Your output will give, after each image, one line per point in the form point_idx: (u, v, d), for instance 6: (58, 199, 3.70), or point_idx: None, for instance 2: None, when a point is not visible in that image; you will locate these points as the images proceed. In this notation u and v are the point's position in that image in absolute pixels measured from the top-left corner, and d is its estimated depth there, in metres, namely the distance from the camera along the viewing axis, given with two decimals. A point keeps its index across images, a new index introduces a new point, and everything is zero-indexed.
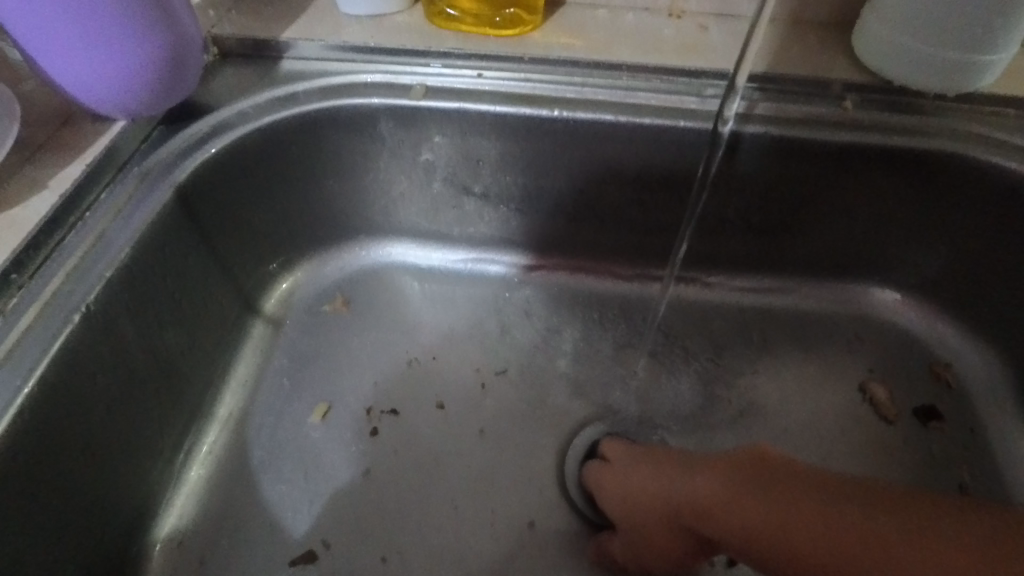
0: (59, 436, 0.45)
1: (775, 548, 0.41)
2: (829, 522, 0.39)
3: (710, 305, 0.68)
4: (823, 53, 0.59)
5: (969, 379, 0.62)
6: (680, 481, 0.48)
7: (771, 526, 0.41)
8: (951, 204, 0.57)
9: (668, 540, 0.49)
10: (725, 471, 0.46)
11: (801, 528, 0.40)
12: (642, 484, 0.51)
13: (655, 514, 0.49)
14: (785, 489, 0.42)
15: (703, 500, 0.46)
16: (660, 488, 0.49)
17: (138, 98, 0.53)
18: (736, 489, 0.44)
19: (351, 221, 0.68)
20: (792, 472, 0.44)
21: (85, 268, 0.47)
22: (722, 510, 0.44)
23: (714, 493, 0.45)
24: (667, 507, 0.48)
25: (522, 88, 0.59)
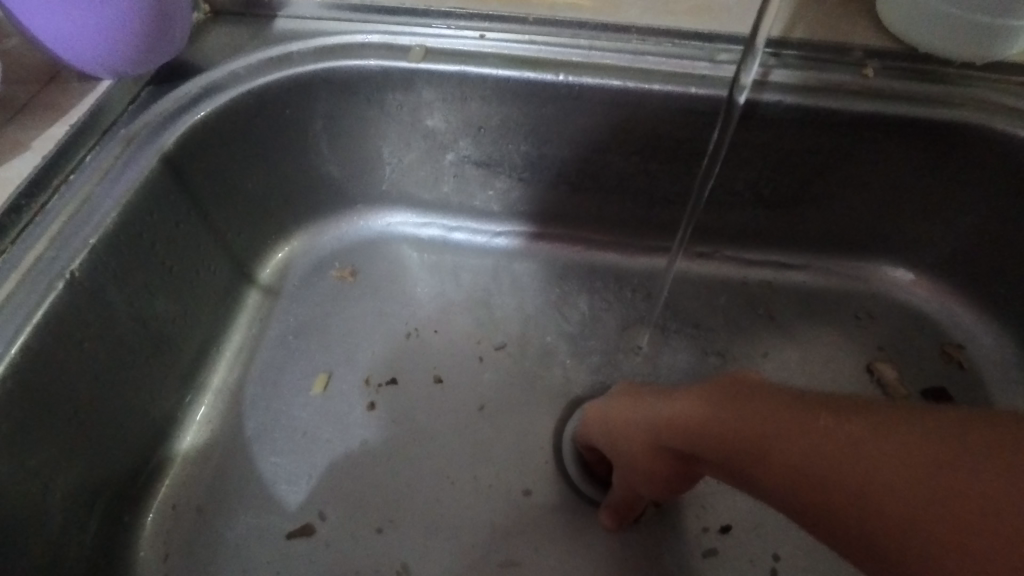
0: (45, 402, 0.44)
1: (738, 457, 0.33)
2: (776, 420, 0.32)
3: (717, 281, 0.66)
4: (847, 13, 0.56)
5: (981, 359, 0.61)
6: (660, 406, 0.40)
7: (729, 431, 0.34)
8: (972, 178, 0.55)
9: (649, 464, 0.41)
10: (704, 392, 0.37)
11: (759, 429, 0.32)
12: (615, 409, 0.44)
13: (627, 441, 0.43)
14: (752, 412, 0.33)
15: (674, 418, 0.38)
16: (631, 411, 0.42)
17: (124, 58, 0.50)
18: (712, 409, 0.35)
19: (349, 189, 0.66)
20: (768, 385, 0.34)
21: (69, 233, 0.46)
22: (691, 423, 0.36)
23: (692, 417, 0.36)
24: (636, 427, 0.41)
25: (525, 50, 0.56)
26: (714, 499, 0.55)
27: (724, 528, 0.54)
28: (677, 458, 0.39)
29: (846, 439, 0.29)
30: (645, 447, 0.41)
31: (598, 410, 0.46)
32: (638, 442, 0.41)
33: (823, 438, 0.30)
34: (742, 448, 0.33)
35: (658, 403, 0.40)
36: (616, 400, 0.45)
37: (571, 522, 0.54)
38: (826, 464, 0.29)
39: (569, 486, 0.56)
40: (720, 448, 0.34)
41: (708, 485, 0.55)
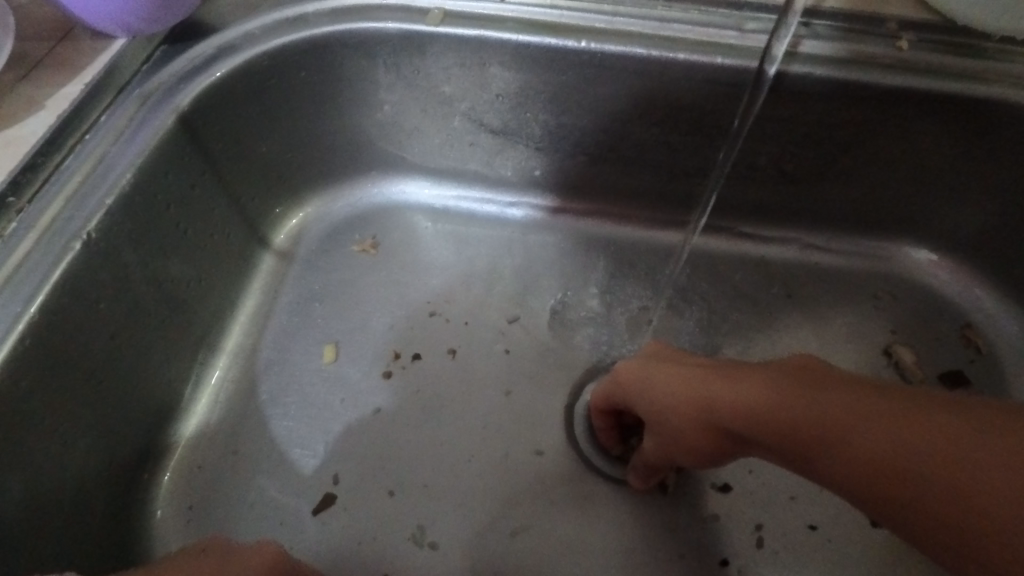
0: (63, 361, 0.44)
1: (797, 435, 0.34)
2: (827, 408, 0.33)
3: (735, 257, 0.65)
4: None
5: (1000, 343, 0.60)
6: (718, 385, 0.38)
7: (790, 410, 0.34)
8: (1005, 157, 0.53)
9: (693, 440, 0.39)
10: (775, 382, 0.36)
11: (821, 411, 0.33)
12: (656, 376, 0.42)
13: (665, 415, 0.40)
14: (815, 395, 0.34)
15: (739, 398, 0.36)
16: (681, 383, 0.40)
17: (137, 14, 0.50)
18: (779, 391, 0.35)
19: (363, 154, 0.65)
20: (837, 378, 0.35)
21: (83, 193, 0.46)
22: (759, 410, 0.35)
23: (761, 399, 0.36)
24: (686, 403, 0.39)
25: (547, 16, 0.55)
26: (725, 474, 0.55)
27: (724, 487, 0.54)
28: (729, 439, 0.38)
29: (886, 430, 0.31)
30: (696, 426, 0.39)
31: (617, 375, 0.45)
32: (685, 417, 0.39)
33: (865, 425, 0.31)
34: (804, 427, 0.34)
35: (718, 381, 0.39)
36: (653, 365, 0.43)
37: (580, 492, 0.54)
38: (881, 441, 0.31)
39: (579, 458, 0.56)
40: (783, 428, 0.34)
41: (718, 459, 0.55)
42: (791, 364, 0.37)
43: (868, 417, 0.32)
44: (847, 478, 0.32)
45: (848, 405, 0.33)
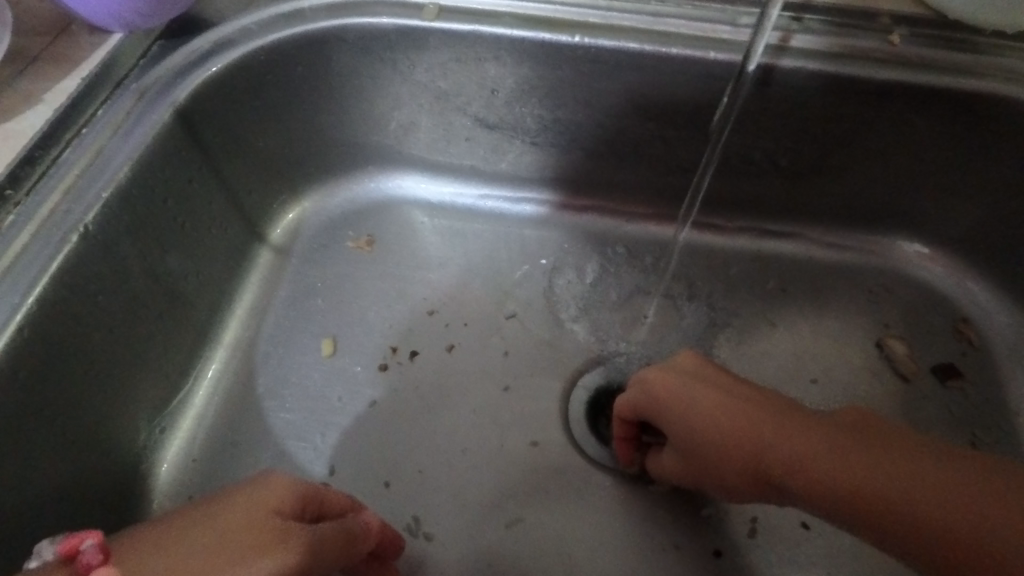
0: (60, 353, 0.44)
1: (858, 496, 0.37)
2: (891, 472, 0.37)
3: (730, 252, 0.65)
4: None
5: (993, 336, 0.60)
6: (779, 435, 0.40)
7: (854, 470, 0.37)
8: (998, 151, 0.54)
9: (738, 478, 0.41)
10: (839, 440, 0.39)
11: (886, 475, 0.37)
12: (702, 404, 0.43)
13: (715, 449, 0.42)
14: (880, 457, 0.37)
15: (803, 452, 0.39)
16: (733, 420, 0.42)
17: (134, 9, 0.50)
18: (841, 450, 0.38)
19: (360, 149, 0.65)
20: (897, 439, 0.38)
21: (82, 186, 0.46)
22: (821, 467, 0.38)
23: (819, 454, 0.38)
24: (743, 443, 0.41)
25: (541, 11, 0.55)
26: None
27: None
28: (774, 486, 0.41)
29: (953, 499, 0.35)
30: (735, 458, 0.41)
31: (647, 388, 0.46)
32: (738, 455, 0.41)
33: (930, 492, 0.35)
34: (869, 490, 0.37)
35: (769, 426, 0.41)
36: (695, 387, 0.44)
37: (576, 484, 0.55)
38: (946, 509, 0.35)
39: (575, 450, 0.56)
40: (844, 488, 0.37)
41: None
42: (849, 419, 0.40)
43: (931, 488, 0.35)
44: (902, 540, 0.36)
45: (912, 470, 0.36)
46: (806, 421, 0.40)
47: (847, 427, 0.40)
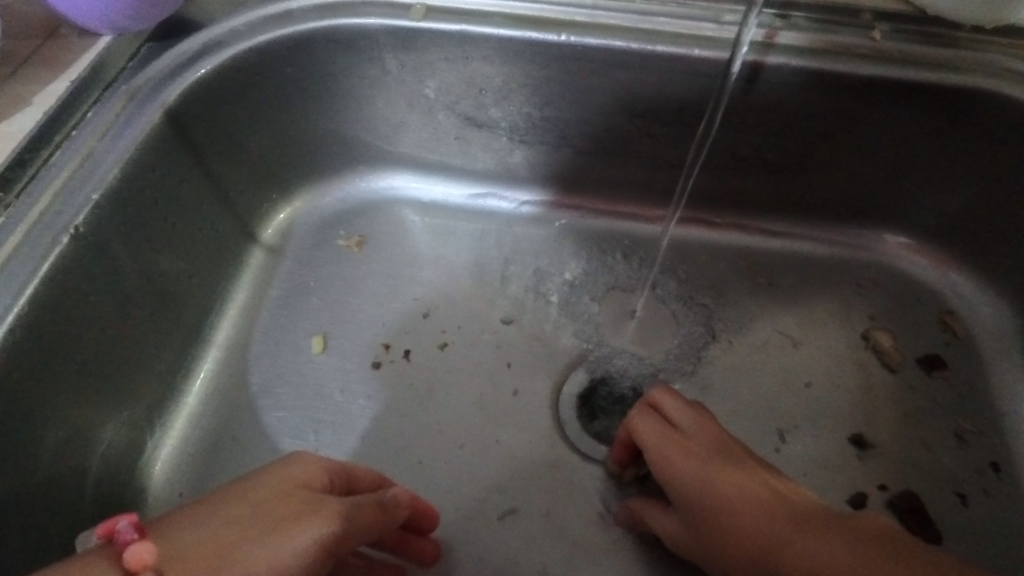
0: (53, 354, 0.45)
1: None
2: None
3: (719, 247, 0.66)
4: None
5: (978, 327, 0.61)
6: (785, 524, 0.41)
7: (851, 570, 0.38)
8: (979, 145, 0.54)
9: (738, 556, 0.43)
10: (848, 542, 0.39)
11: None
12: (719, 481, 0.45)
13: (720, 522, 0.44)
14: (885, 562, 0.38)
15: (808, 546, 0.40)
16: (743, 502, 0.43)
17: (123, 11, 0.50)
18: (858, 559, 0.38)
19: (350, 149, 0.66)
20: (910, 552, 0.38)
21: (72, 187, 0.47)
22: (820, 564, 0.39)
23: (833, 558, 0.39)
24: (749, 524, 0.42)
25: (528, 10, 0.55)
26: None
27: None
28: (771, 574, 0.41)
29: None
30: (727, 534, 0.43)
31: (655, 444, 0.48)
32: (742, 534, 0.43)
33: None
34: None
35: (786, 518, 0.42)
36: (711, 460, 0.46)
37: (567, 478, 0.55)
38: None
39: (566, 444, 0.57)
40: None
41: None
42: (868, 526, 0.41)
43: None
44: None
45: None
46: (821, 520, 0.41)
47: (871, 535, 0.40)
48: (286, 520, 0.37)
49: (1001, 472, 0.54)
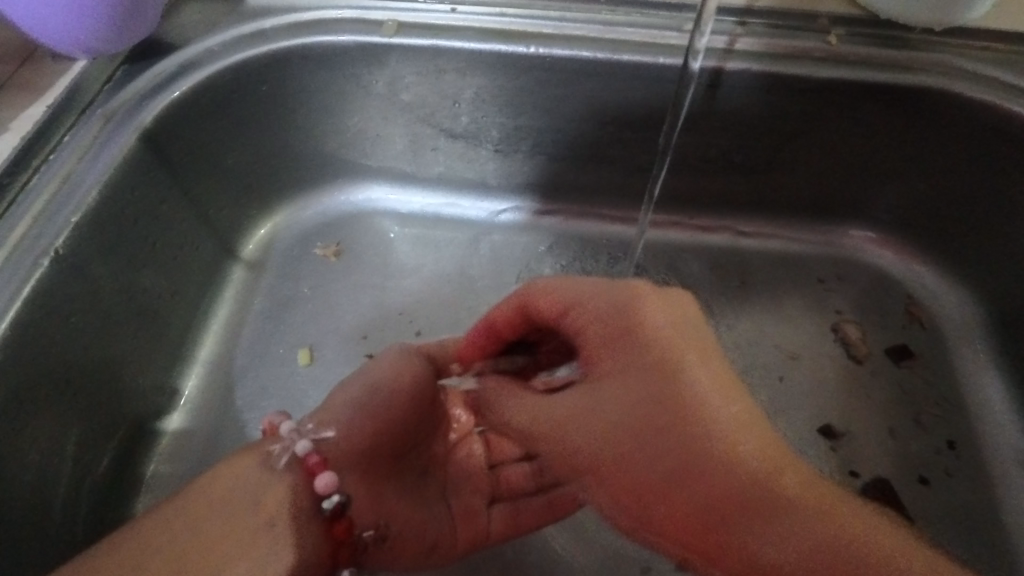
0: (35, 376, 0.45)
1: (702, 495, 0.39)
2: (746, 488, 0.37)
3: (692, 247, 0.67)
4: None
5: (943, 318, 0.63)
6: (641, 403, 0.41)
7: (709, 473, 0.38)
8: (935, 140, 0.56)
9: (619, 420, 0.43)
10: (681, 433, 0.40)
11: (726, 482, 0.38)
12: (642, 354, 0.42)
13: (621, 399, 0.43)
14: (729, 468, 0.38)
15: (666, 429, 0.40)
16: (631, 378, 0.42)
17: (99, 36, 0.51)
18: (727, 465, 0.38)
19: (328, 163, 0.67)
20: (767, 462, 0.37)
21: (51, 211, 0.47)
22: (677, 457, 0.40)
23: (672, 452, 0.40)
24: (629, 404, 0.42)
25: (497, 23, 0.57)
26: None
27: None
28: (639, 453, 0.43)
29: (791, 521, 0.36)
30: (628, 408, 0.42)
31: (606, 303, 0.44)
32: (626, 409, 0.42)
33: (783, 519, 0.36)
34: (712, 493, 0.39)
35: (638, 400, 0.42)
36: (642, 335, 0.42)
37: None
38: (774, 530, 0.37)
39: None
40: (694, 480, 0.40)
41: None
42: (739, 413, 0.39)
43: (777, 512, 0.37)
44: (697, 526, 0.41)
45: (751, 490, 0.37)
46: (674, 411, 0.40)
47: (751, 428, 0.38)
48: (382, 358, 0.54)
49: (956, 450, 0.57)
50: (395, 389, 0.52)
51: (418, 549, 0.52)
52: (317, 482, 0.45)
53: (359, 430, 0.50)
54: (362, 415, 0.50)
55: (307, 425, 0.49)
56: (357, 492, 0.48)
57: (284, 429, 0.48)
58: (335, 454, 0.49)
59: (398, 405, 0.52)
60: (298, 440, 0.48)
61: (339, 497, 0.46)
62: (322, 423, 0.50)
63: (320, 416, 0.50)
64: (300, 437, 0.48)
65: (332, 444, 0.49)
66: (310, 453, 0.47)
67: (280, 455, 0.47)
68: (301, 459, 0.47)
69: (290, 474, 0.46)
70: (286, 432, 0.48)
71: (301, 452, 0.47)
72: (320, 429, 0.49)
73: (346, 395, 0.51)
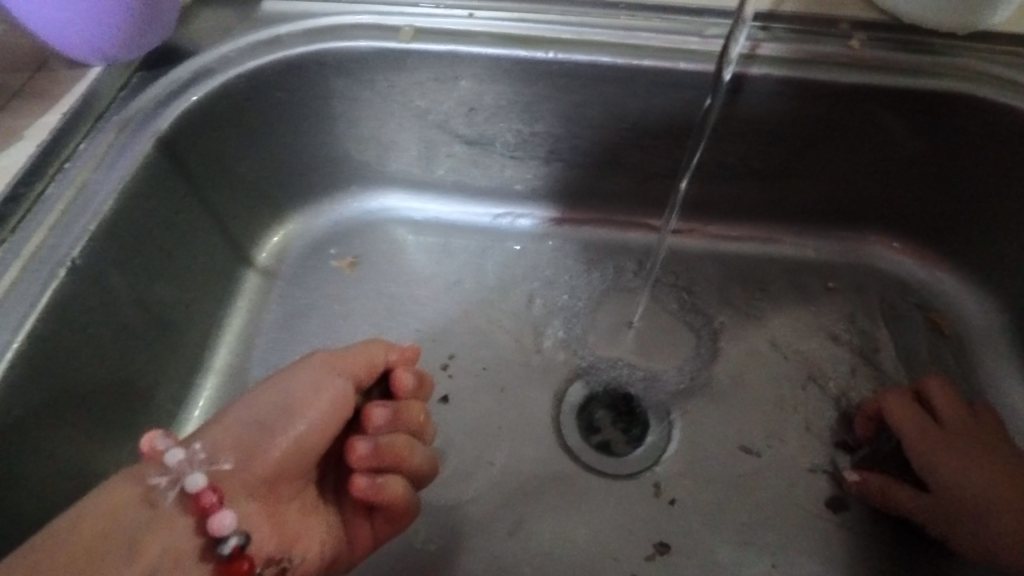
0: (49, 388, 0.45)
1: (956, 504, 0.49)
2: (989, 490, 0.48)
3: (709, 253, 0.67)
4: None
5: (965, 324, 0.62)
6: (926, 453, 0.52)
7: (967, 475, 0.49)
8: (961, 147, 0.56)
9: (927, 506, 0.51)
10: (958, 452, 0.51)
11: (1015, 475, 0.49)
12: (920, 441, 0.52)
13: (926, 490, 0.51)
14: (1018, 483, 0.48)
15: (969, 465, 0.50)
16: (932, 451, 0.51)
17: (113, 42, 0.51)
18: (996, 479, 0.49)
19: (342, 170, 0.66)
20: None
21: (68, 221, 0.46)
22: (953, 474, 0.50)
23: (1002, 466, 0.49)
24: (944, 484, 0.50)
25: (516, 29, 0.56)
26: (710, 466, 0.57)
27: (709, 483, 0.56)
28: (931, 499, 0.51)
29: None
30: (966, 451, 0.51)
31: (905, 401, 0.55)
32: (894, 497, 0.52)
33: None
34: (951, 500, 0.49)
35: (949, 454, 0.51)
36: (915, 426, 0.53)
37: (574, 491, 0.56)
38: None
39: (571, 457, 0.58)
40: (961, 495, 0.49)
41: (705, 452, 0.58)
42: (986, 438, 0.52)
43: None
44: None
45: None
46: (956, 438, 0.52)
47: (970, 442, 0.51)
48: (302, 377, 0.47)
49: None
50: (299, 407, 0.46)
51: (316, 569, 0.47)
52: (214, 520, 0.41)
53: (255, 457, 0.45)
54: (260, 443, 0.45)
55: (198, 453, 0.44)
56: (256, 523, 0.44)
57: (171, 459, 0.43)
58: (230, 487, 0.44)
59: (314, 429, 0.46)
60: (190, 472, 0.43)
61: (237, 539, 0.41)
62: (214, 453, 0.45)
63: (215, 441, 0.45)
64: (191, 467, 0.43)
65: (232, 476, 0.44)
66: (204, 490, 0.42)
67: (168, 488, 0.43)
68: (193, 496, 0.42)
69: (182, 510, 0.42)
70: (175, 462, 0.43)
71: (194, 488, 0.42)
72: (216, 460, 0.44)
73: (243, 418, 0.46)
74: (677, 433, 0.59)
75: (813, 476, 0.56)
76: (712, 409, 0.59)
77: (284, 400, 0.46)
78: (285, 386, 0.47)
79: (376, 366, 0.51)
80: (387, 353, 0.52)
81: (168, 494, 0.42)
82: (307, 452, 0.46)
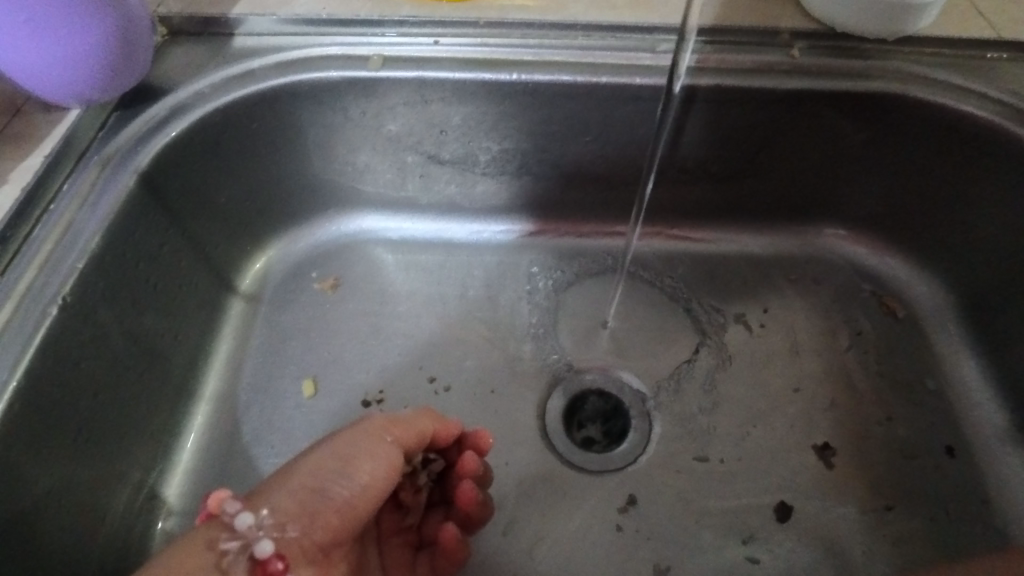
0: (46, 425, 0.46)
1: None
2: None
3: (676, 254, 0.70)
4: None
5: (916, 306, 0.66)
6: None
7: None
8: (895, 142, 0.61)
9: None
10: None
11: None
12: None
13: None
14: None
15: None
16: None
17: (91, 86, 0.52)
18: None
19: (318, 194, 0.68)
20: None
21: (55, 260, 0.48)
22: None
23: None
24: None
25: (478, 53, 0.59)
26: (691, 455, 0.60)
27: (690, 472, 0.59)
28: None
29: None
30: None
31: None
32: None
33: None
34: None
35: None
36: None
37: (563, 489, 0.58)
38: None
39: (558, 456, 0.60)
40: None
41: (684, 442, 0.61)
42: None
43: None
44: None
45: None
46: None
47: None
48: (361, 439, 0.46)
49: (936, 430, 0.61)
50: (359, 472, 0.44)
51: None
52: None
53: (319, 525, 0.43)
54: (323, 510, 0.43)
55: (265, 518, 0.41)
56: None
57: (242, 524, 0.40)
58: (293, 554, 0.42)
59: (372, 495, 0.45)
60: (259, 538, 0.41)
61: None
62: (280, 519, 0.42)
63: (276, 506, 0.42)
64: (259, 532, 0.41)
65: (295, 542, 0.42)
66: (272, 558, 0.40)
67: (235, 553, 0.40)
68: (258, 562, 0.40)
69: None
70: (243, 527, 0.41)
71: (262, 554, 0.40)
72: (282, 526, 0.42)
73: (305, 481, 0.43)
74: (657, 427, 0.61)
75: (787, 458, 0.60)
76: (687, 402, 0.62)
77: (347, 464, 0.44)
78: (347, 446, 0.45)
79: (424, 436, 0.51)
80: (435, 423, 0.52)
81: (233, 562, 0.40)
82: (363, 518, 0.45)
